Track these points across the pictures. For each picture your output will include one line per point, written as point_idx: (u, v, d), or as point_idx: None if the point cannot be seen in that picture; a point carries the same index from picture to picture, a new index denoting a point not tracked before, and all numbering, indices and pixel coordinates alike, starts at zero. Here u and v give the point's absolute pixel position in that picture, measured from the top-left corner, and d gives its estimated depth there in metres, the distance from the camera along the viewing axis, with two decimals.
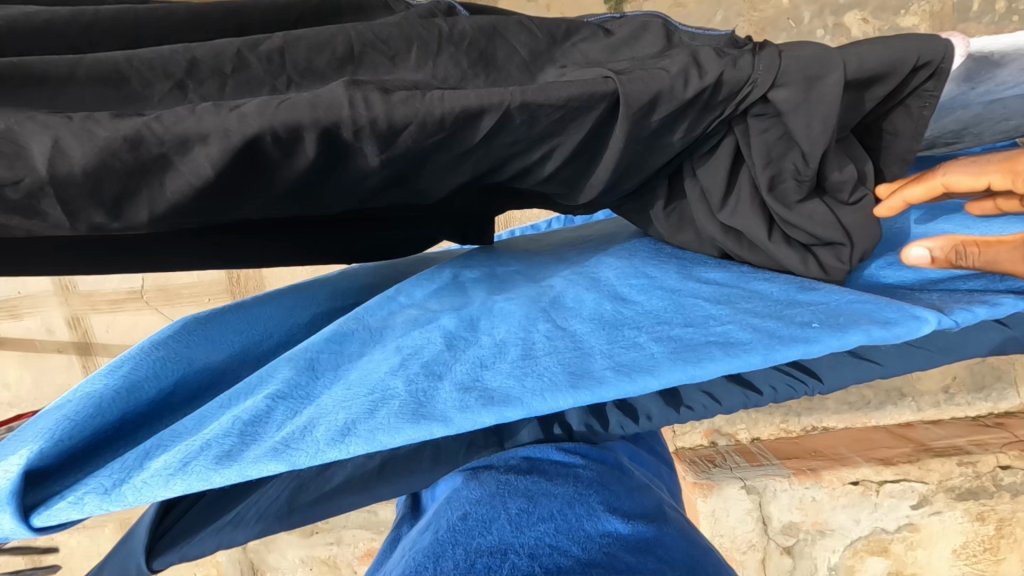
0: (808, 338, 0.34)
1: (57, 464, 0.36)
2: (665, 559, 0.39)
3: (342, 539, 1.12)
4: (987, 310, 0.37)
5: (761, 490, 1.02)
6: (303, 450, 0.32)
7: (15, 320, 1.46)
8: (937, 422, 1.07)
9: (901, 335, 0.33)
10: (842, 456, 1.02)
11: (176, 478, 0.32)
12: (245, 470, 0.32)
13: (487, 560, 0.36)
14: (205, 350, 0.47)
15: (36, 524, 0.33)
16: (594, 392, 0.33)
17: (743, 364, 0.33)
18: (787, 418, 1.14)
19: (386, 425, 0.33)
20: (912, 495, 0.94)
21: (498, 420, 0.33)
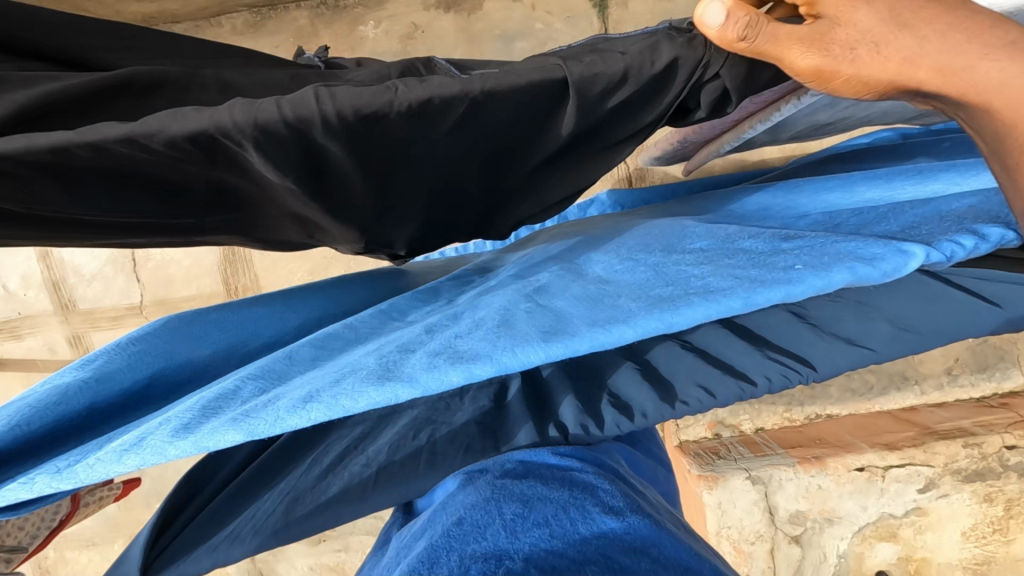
0: (791, 280, 0.34)
1: (12, 451, 0.38)
2: (660, 560, 0.39)
3: (349, 545, 1.12)
4: (976, 241, 0.37)
5: (766, 480, 1.03)
6: (262, 419, 0.32)
7: (17, 341, 1.46)
8: (941, 405, 1.06)
9: (885, 273, 0.33)
10: (847, 442, 1.02)
11: (129, 453, 0.32)
12: (202, 440, 0.32)
13: (482, 566, 0.37)
14: (186, 347, 0.48)
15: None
16: (566, 344, 0.34)
17: (718, 310, 0.34)
18: (791, 407, 1.14)
19: (350, 389, 0.33)
20: (919, 479, 0.94)
21: (466, 377, 0.34)
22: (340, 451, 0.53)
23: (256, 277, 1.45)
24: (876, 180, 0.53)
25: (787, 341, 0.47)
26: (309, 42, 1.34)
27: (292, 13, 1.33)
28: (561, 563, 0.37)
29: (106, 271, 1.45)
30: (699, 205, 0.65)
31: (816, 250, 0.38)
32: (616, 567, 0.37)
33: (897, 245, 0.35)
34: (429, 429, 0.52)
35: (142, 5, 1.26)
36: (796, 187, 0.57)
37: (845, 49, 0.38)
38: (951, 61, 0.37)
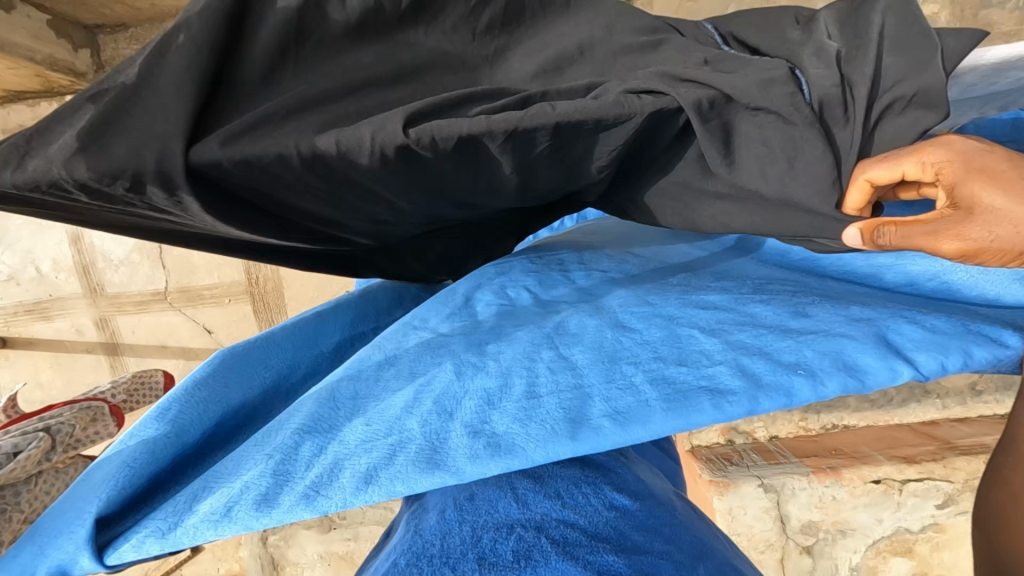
0: (790, 386, 0.35)
1: (118, 509, 0.38)
2: (672, 539, 0.43)
3: (358, 535, 1.12)
4: (957, 361, 0.36)
5: (778, 488, 1.02)
6: (331, 498, 0.34)
7: (47, 322, 1.51)
8: (964, 420, 1.00)
9: (875, 385, 0.35)
10: (863, 453, 1.00)
11: (223, 525, 0.34)
12: (284, 516, 0.34)
13: (494, 535, 0.41)
14: (241, 386, 0.48)
15: (109, 561, 0.36)
16: (592, 443, 0.34)
17: (729, 416, 0.34)
18: (807, 416, 1.11)
19: (404, 474, 0.34)
20: (937, 494, 0.92)
21: (505, 470, 0.34)
22: None
23: (276, 266, 1.46)
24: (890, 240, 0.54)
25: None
26: None
27: None
28: (571, 532, 0.41)
29: (133, 256, 1.48)
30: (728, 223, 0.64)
31: (830, 334, 0.38)
32: (629, 543, 0.41)
33: (889, 360, 0.35)
34: None
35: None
36: None
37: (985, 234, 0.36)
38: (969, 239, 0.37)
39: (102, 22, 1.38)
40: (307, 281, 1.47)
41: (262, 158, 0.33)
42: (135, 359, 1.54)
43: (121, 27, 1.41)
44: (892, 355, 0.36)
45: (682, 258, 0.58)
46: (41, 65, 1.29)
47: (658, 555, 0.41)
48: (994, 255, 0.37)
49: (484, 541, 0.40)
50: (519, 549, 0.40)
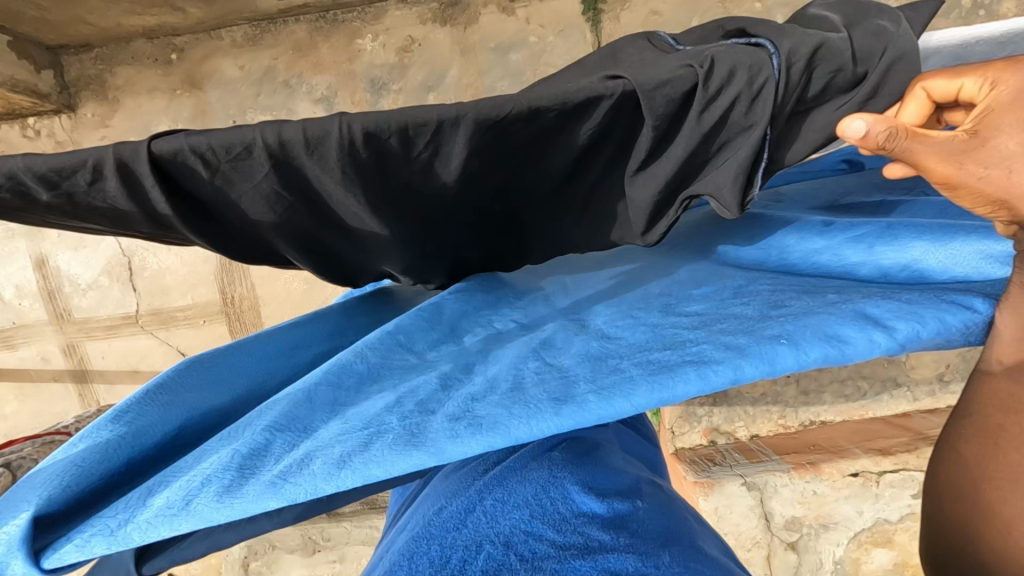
0: (770, 353, 0.36)
1: (63, 508, 0.39)
2: (637, 533, 0.43)
3: (344, 555, 1.07)
4: (937, 322, 0.37)
5: (761, 486, 1.03)
6: (301, 485, 0.34)
7: (11, 351, 1.46)
8: (935, 411, 1.03)
9: (855, 354, 0.36)
10: (842, 447, 1.03)
11: (180, 518, 0.35)
12: (248, 505, 0.35)
13: (463, 552, 0.41)
14: (206, 395, 0.48)
15: (46, 566, 0.37)
16: (578, 415, 0.35)
17: (716, 387, 0.35)
18: (785, 414, 1.11)
19: (380, 457, 0.35)
20: (913, 484, 0.96)
21: (486, 448, 0.35)
22: None
23: (253, 285, 1.44)
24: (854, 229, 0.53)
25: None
26: (308, 53, 1.36)
27: (290, 26, 1.35)
28: (539, 542, 0.41)
29: (101, 279, 1.44)
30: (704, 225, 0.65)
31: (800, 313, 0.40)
32: (594, 543, 0.41)
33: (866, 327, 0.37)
34: None
35: (141, 17, 1.28)
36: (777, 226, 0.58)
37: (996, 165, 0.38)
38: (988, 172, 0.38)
39: (66, 43, 1.36)
40: (284, 299, 1.44)
41: (230, 149, 0.36)
42: (106, 386, 1.49)
43: (85, 48, 1.38)
44: (869, 324, 0.37)
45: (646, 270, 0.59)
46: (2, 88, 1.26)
47: (623, 549, 0.40)
48: (974, 198, 0.39)
49: (453, 561, 0.40)
50: (488, 568, 0.39)
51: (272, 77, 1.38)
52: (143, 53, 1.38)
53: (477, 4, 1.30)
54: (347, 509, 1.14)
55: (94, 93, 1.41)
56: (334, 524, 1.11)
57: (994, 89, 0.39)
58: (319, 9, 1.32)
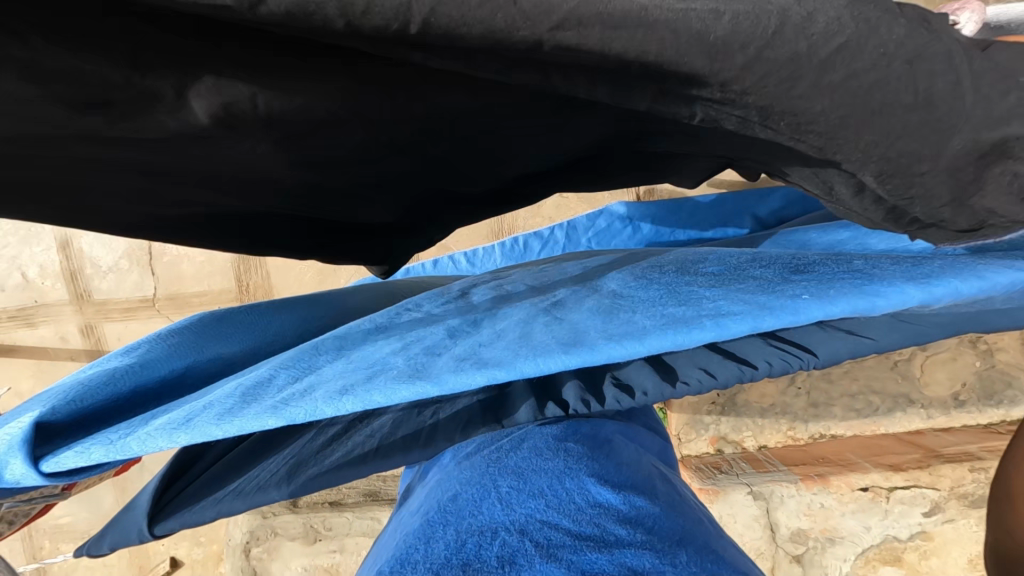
0: (797, 308, 0.35)
1: (65, 422, 0.39)
2: (653, 531, 0.43)
3: (344, 546, 1.06)
4: (970, 282, 0.35)
5: (767, 495, 1.04)
6: (300, 408, 0.35)
7: (30, 329, 1.49)
8: (948, 429, 1.01)
9: (886, 307, 0.35)
10: (850, 461, 1.01)
11: (179, 432, 0.35)
12: (245, 424, 0.35)
13: (477, 538, 0.42)
14: (217, 345, 0.50)
15: (46, 470, 0.37)
16: (585, 355, 0.36)
17: (732, 333, 0.36)
18: (794, 426, 1.11)
19: (381, 386, 0.36)
20: (924, 501, 0.93)
21: (489, 380, 0.36)
22: (343, 424, 0.54)
23: (267, 274, 1.46)
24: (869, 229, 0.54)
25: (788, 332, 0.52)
26: None
27: None
28: (554, 532, 0.42)
29: (122, 263, 1.47)
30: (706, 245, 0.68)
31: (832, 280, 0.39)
32: (611, 538, 0.42)
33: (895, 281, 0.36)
34: (433, 407, 0.53)
35: None
36: (794, 239, 0.60)
37: None
38: None
39: None
40: (298, 289, 1.46)
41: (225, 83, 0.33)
42: None
43: None
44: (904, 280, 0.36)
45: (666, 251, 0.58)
46: None
47: (640, 546, 0.41)
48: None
49: (469, 547, 0.41)
50: (503, 554, 0.40)
51: None
52: None
53: None
54: (350, 500, 1.15)
55: None
56: (337, 514, 1.11)
57: None
58: None
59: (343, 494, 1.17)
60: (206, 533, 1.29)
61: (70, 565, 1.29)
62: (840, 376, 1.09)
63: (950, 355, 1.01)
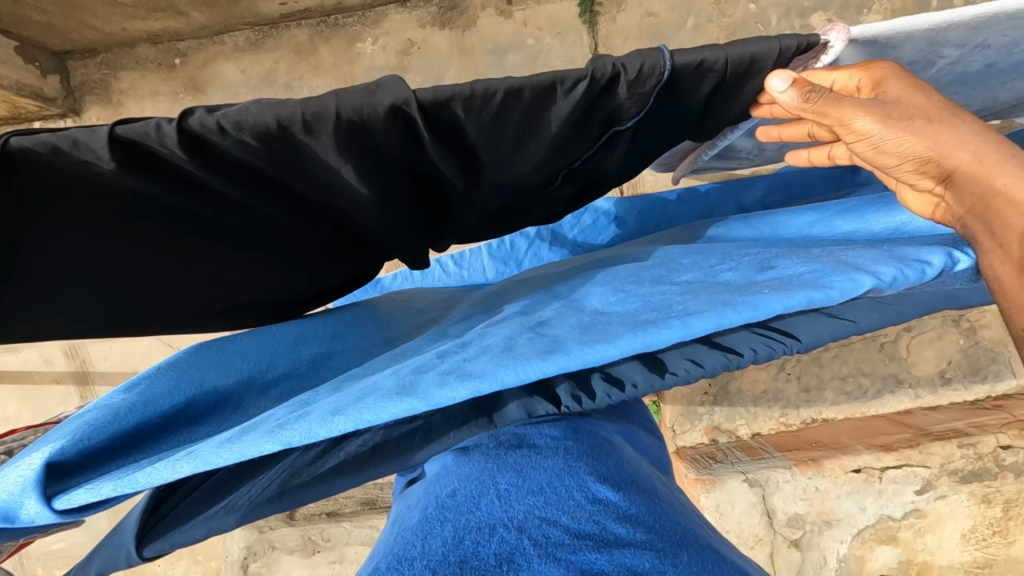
0: (756, 303, 0.39)
1: (74, 462, 0.40)
2: (654, 530, 0.43)
3: (345, 555, 1.06)
4: (913, 270, 0.40)
5: (762, 481, 1.08)
6: (297, 430, 0.36)
7: (14, 354, 1.47)
8: (936, 408, 0.99)
9: (839, 294, 0.38)
10: (843, 444, 1.03)
11: (182, 462, 0.37)
12: (245, 450, 0.36)
13: (475, 535, 0.42)
14: (213, 375, 0.50)
15: (58, 508, 0.37)
16: (562, 361, 0.38)
17: (694, 331, 0.38)
18: (786, 412, 1.09)
19: (373, 405, 0.37)
20: (916, 480, 0.95)
21: (472, 393, 0.37)
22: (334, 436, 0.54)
23: None
24: (850, 213, 0.58)
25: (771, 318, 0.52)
26: (308, 56, 1.37)
27: (291, 30, 1.37)
28: (555, 531, 0.42)
29: None
30: (686, 231, 0.70)
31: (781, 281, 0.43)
32: (609, 537, 0.42)
33: (850, 273, 0.40)
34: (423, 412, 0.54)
35: (143, 22, 1.31)
36: (776, 219, 0.63)
37: (903, 118, 0.45)
38: (986, 156, 0.43)
39: (72, 48, 1.39)
40: None
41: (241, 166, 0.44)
42: (106, 388, 1.48)
43: (91, 54, 1.41)
44: (855, 270, 0.40)
45: (658, 253, 0.58)
46: (8, 91, 1.30)
47: (641, 545, 0.41)
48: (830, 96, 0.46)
49: (466, 543, 0.41)
50: (501, 552, 0.41)
51: (272, 80, 1.39)
52: (147, 59, 1.41)
53: (475, 8, 1.32)
54: (347, 509, 1.12)
55: (97, 98, 1.43)
56: (335, 524, 1.09)
57: (862, 86, 0.48)
58: (320, 14, 1.35)
59: (340, 503, 1.14)
60: (204, 550, 1.27)
61: None
62: (829, 359, 1.10)
63: (936, 334, 1.02)
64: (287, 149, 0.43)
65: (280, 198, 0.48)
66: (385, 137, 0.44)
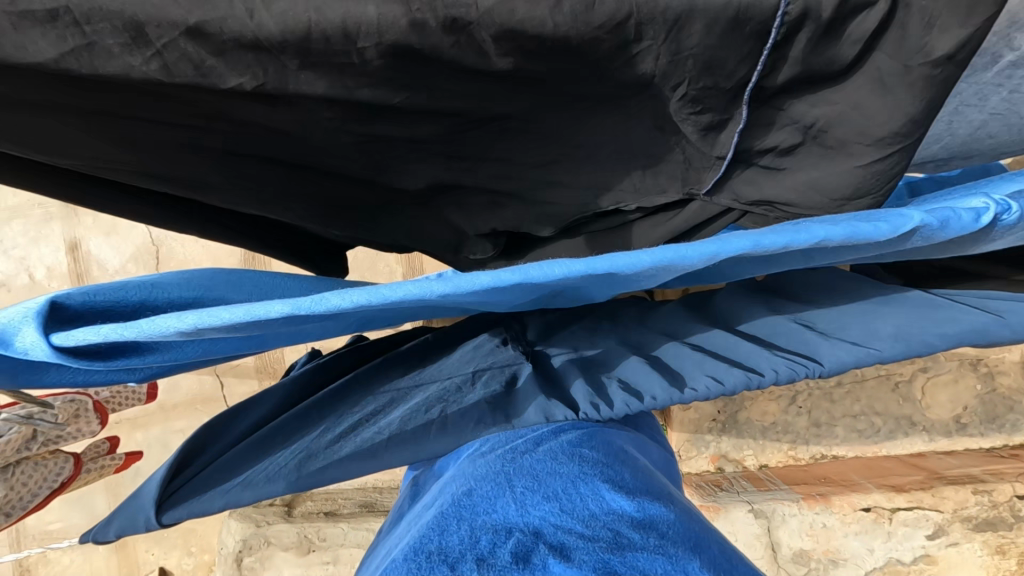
0: (795, 230, 0.39)
1: (78, 312, 0.39)
2: (667, 537, 0.42)
3: (339, 557, 1.04)
4: (970, 216, 0.43)
5: (769, 513, 1.00)
6: (308, 298, 0.35)
7: None
8: (950, 453, 1.03)
9: (887, 232, 0.40)
10: (853, 482, 1.00)
11: (187, 312, 0.34)
12: (251, 310, 0.34)
13: (493, 536, 0.42)
14: (227, 289, 0.48)
15: (53, 343, 0.35)
16: (590, 262, 0.37)
17: (737, 249, 0.38)
18: (796, 445, 1.11)
19: (389, 284, 0.37)
20: (928, 525, 0.92)
21: (495, 282, 0.37)
22: (350, 421, 0.54)
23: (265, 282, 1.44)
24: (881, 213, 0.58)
25: (793, 344, 0.53)
26: None
27: None
28: (569, 537, 0.42)
29: None
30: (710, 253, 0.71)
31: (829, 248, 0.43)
32: (623, 542, 0.41)
33: (897, 216, 0.41)
34: (440, 405, 0.55)
35: None
36: None
37: None
38: None
39: None
40: None
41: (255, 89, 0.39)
42: None
43: None
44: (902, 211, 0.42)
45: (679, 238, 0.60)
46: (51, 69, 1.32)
47: (654, 550, 0.40)
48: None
49: (482, 544, 0.41)
50: (517, 552, 0.41)
51: None
52: None
53: None
54: (345, 511, 1.13)
55: None
56: (331, 525, 1.08)
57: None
58: None
59: (338, 505, 1.16)
60: (197, 542, 1.27)
61: (56, 572, 1.25)
62: (842, 396, 1.08)
63: (952, 377, 1.02)
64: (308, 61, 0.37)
65: (293, 103, 0.41)
66: (399, 62, 0.37)
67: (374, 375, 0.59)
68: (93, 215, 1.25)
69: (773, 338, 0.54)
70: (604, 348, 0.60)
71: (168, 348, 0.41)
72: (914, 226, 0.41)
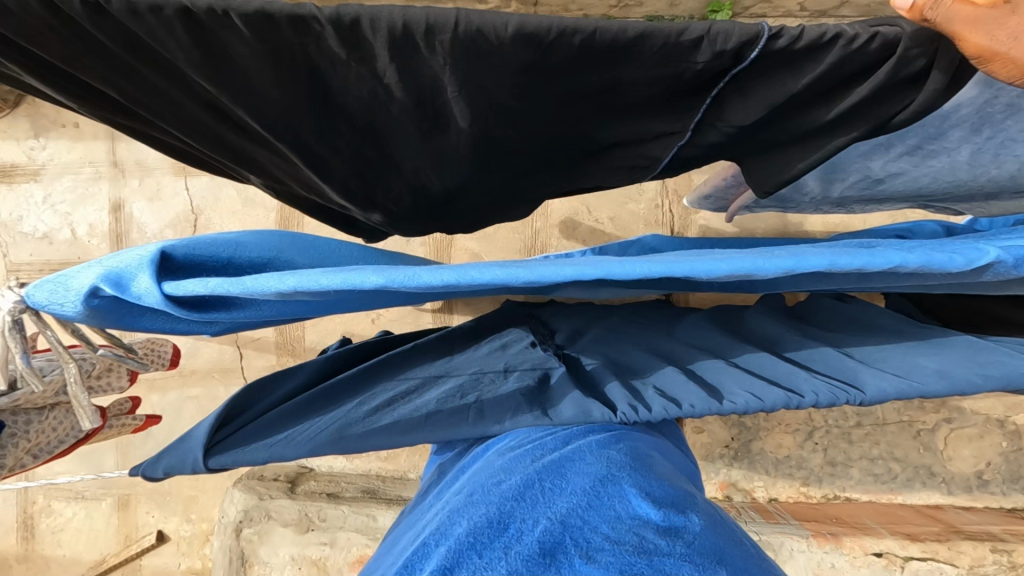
0: (872, 254, 0.39)
1: (181, 261, 0.41)
2: (693, 548, 0.41)
3: (336, 540, 1.02)
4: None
5: (776, 546, 0.94)
6: (402, 271, 0.38)
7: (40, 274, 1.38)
8: (969, 508, 1.02)
9: (962, 265, 0.40)
10: (864, 525, 0.97)
11: (290, 274, 0.37)
12: (351, 278, 0.37)
13: (529, 530, 0.41)
14: (297, 254, 0.50)
15: (166, 292, 0.38)
16: (673, 266, 0.38)
17: (812, 265, 0.38)
18: (808, 482, 1.09)
19: (478, 265, 0.38)
20: None
21: (578, 276, 0.38)
22: (386, 397, 0.55)
23: None
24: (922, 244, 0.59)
25: (834, 370, 0.52)
26: None
27: None
28: (602, 540, 0.40)
29: None
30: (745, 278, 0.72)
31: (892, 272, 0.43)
32: (648, 549, 0.40)
33: (973, 251, 0.41)
34: (476, 392, 0.56)
35: None
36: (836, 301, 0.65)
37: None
38: None
39: None
40: None
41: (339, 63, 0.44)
42: None
43: None
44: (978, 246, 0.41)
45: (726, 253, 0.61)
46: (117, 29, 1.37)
47: (680, 558, 0.39)
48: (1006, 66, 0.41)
49: (509, 534, 0.41)
50: (544, 546, 0.40)
51: None
52: None
53: None
54: (348, 495, 1.13)
55: None
56: (333, 506, 1.09)
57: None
58: None
59: (341, 488, 1.17)
60: (197, 511, 1.28)
61: (58, 525, 1.27)
62: (861, 437, 1.07)
63: (977, 431, 1.02)
64: (396, 51, 0.42)
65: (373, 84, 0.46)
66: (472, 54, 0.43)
67: (409, 357, 0.60)
68: (140, 179, 1.29)
69: (812, 363, 0.54)
70: (632, 358, 0.60)
71: (251, 304, 0.43)
72: (989, 262, 0.40)
